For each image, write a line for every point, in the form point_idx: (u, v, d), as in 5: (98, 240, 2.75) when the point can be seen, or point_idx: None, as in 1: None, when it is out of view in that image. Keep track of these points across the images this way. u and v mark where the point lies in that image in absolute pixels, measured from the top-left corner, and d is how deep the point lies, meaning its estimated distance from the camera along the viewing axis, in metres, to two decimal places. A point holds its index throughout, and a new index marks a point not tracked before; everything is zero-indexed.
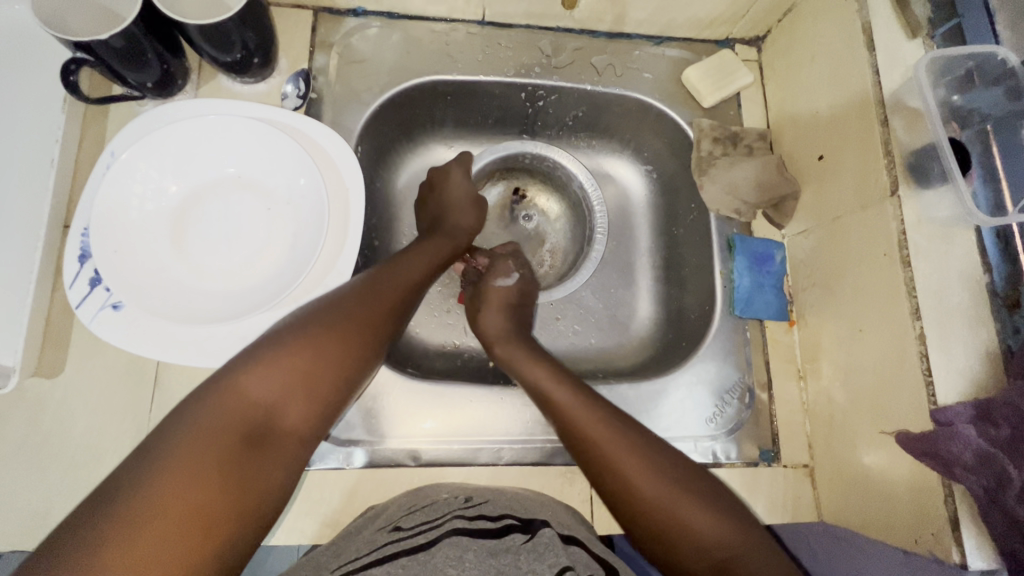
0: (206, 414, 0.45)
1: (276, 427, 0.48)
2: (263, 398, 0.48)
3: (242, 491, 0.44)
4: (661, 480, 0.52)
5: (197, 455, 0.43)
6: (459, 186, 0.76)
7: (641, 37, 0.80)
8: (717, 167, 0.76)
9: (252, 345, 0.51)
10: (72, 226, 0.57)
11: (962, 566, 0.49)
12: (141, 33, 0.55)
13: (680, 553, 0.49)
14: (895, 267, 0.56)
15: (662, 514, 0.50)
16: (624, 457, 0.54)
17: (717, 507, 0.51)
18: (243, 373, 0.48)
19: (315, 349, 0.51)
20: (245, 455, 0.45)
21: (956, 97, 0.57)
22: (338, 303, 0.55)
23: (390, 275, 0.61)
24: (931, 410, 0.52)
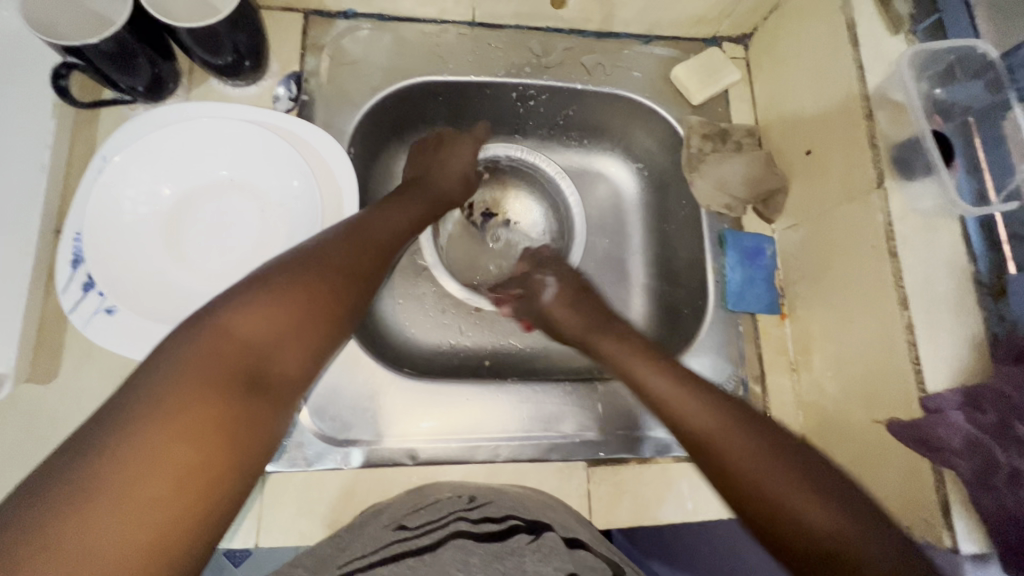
0: (194, 353, 0.40)
1: (268, 369, 0.44)
2: (254, 336, 0.43)
3: (233, 436, 0.40)
4: (768, 453, 0.46)
5: (183, 397, 0.38)
6: (455, 160, 0.76)
7: (630, 36, 0.80)
8: (707, 164, 0.77)
9: (236, 283, 0.47)
10: (64, 230, 0.57)
11: (954, 550, 0.50)
12: (131, 38, 0.55)
13: (783, 529, 0.42)
14: (883, 258, 0.57)
15: (772, 495, 0.43)
16: (741, 440, 0.47)
17: (829, 484, 0.43)
18: (229, 311, 0.44)
19: (308, 290, 0.48)
20: (235, 397, 0.41)
21: (938, 91, 0.58)
22: (325, 248, 0.52)
23: (375, 223, 0.59)
24: (920, 398, 0.53)
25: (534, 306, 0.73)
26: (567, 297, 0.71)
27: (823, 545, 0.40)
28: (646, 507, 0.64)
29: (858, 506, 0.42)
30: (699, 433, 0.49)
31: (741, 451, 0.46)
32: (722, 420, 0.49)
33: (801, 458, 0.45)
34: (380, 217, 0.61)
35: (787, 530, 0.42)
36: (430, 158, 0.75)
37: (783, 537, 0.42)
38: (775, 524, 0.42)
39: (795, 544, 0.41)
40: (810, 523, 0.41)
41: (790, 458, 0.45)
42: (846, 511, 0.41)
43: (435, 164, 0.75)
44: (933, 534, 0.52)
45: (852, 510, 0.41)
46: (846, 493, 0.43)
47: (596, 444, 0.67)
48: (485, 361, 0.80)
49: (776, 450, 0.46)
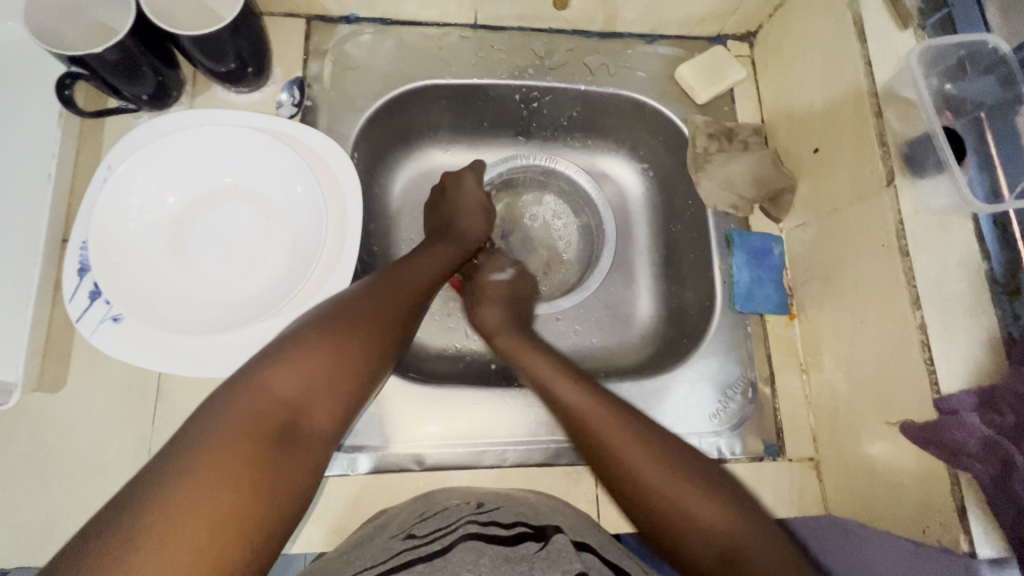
0: (235, 412, 0.45)
1: (304, 424, 0.48)
2: (292, 395, 0.48)
3: (274, 488, 0.43)
4: (669, 470, 0.52)
5: (229, 452, 0.42)
6: (471, 193, 0.76)
7: (634, 36, 0.80)
8: (713, 163, 0.76)
9: (272, 345, 0.51)
10: (71, 239, 0.58)
11: (971, 555, 0.49)
12: (135, 46, 0.56)
13: (685, 541, 0.49)
14: (894, 257, 0.57)
15: (664, 502, 0.50)
16: (644, 454, 0.53)
17: (729, 494, 0.51)
18: (270, 371, 0.48)
19: (342, 347, 0.51)
20: (275, 450, 0.44)
21: (949, 86, 0.57)
22: (360, 303, 0.56)
23: (405, 275, 0.62)
24: (934, 399, 0.52)
25: (478, 280, 0.78)
26: (504, 294, 0.76)
27: (719, 549, 0.47)
28: None
29: (740, 502, 0.50)
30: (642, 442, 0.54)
31: (662, 466, 0.52)
32: (638, 438, 0.54)
33: (691, 469, 0.53)
34: (406, 267, 0.64)
35: (689, 539, 0.49)
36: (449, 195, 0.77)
37: (682, 546, 0.49)
38: (675, 530, 0.49)
39: (700, 553, 0.48)
40: (712, 528, 0.48)
41: (689, 470, 0.52)
42: (754, 526, 0.49)
43: (452, 202, 0.76)
44: (950, 538, 0.51)
45: (749, 519, 0.49)
46: (739, 499, 0.51)
47: None
48: (491, 365, 0.79)
49: (669, 462, 0.53)
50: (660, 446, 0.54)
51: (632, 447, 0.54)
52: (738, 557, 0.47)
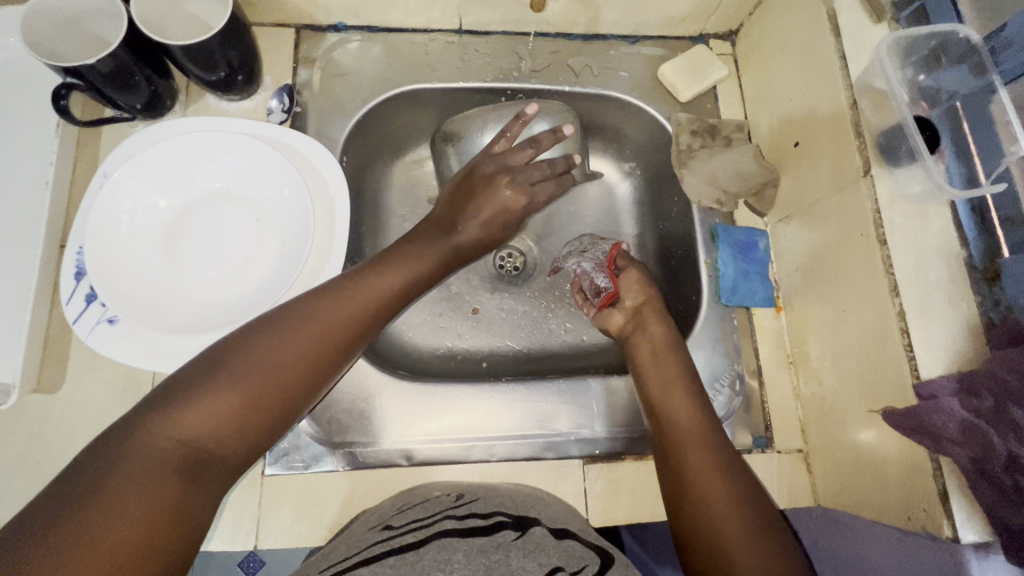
0: (125, 458, 0.41)
1: (209, 462, 0.44)
2: (198, 434, 0.44)
3: (170, 536, 0.40)
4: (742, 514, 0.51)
5: (123, 503, 0.39)
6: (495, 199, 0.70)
7: (617, 37, 0.81)
8: (697, 159, 0.77)
9: (183, 372, 0.47)
10: (68, 244, 0.60)
11: (954, 540, 0.49)
12: (128, 57, 0.58)
13: None
14: (872, 246, 0.57)
15: (722, 544, 0.49)
16: (722, 491, 0.52)
17: (778, 538, 0.50)
18: (173, 407, 0.44)
19: (259, 380, 0.47)
20: (173, 495, 0.41)
21: (922, 77, 0.59)
22: (292, 328, 0.51)
23: (359, 290, 0.56)
24: (914, 384, 0.52)
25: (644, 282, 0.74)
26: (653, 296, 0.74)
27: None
28: (643, 503, 0.64)
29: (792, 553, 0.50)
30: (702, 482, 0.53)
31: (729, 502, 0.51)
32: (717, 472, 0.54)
33: (759, 512, 0.51)
34: (366, 280, 0.58)
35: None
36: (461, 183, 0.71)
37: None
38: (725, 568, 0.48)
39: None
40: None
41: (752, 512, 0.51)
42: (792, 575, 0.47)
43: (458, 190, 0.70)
44: (933, 523, 0.51)
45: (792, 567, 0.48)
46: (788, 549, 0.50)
47: (592, 440, 0.67)
48: (483, 362, 0.80)
49: (746, 500, 0.52)
50: (750, 492, 0.53)
51: (706, 470, 0.54)
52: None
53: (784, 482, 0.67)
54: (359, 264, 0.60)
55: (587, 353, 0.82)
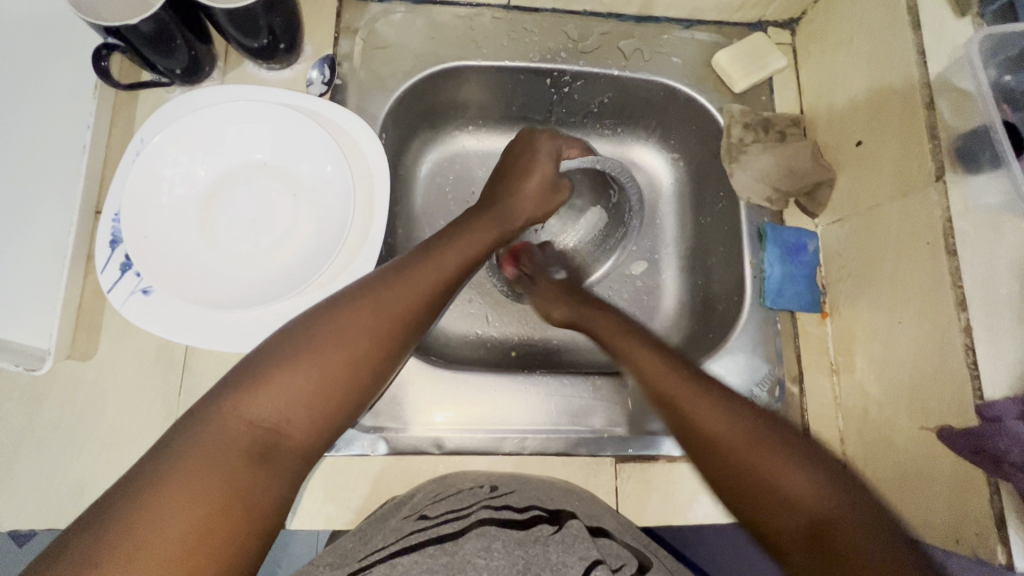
0: (205, 435, 0.42)
1: (280, 442, 0.45)
2: (268, 416, 0.44)
3: (234, 515, 0.40)
4: (751, 440, 0.47)
5: (194, 479, 0.40)
6: (542, 167, 0.69)
7: (670, 21, 0.78)
8: (748, 155, 0.74)
9: (254, 355, 0.48)
10: (104, 210, 0.58)
11: (1008, 567, 0.47)
12: (171, 19, 0.56)
13: (769, 518, 0.44)
14: (938, 257, 0.54)
15: (749, 476, 0.45)
16: (714, 418, 0.49)
17: (825, 466, 0.45)
18: (244, 391, 0.45)
19: (321, 357, 0.47)
20: (242, 470, 0.42)
21: (1007, 77, 0.53)
22: (349, 308, 0.50)
23: (417, 271, 0.55)
24: (976, 405, 0.49)
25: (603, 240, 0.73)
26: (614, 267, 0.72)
27: (810, 520, 0.42)
28: (675, 506, 0.63)
29: (831, 471, 0.45)
30: (694, 408, 0.50)
31: (717, 426, 0.48)
32: (720, 417, 0.49)
33: (774, 432, 0.47)
34: (425, 260, 0.56)
35: (782, 517, 0.43)
36: (510, 174, 0.69)
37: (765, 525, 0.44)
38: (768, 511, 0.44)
39: (787, 532, 0.43)
40: (807, 510, 0.43)
41: (778, 438, 0.47)
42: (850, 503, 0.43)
43: (512, 180, 0.68)
44: (985, 549, 0.49)
45: (849, 497, 0.43)
46: (832, 472, 0.45)
47: (625, 439, 0.65)
48: (512, 352, 0.79)
49: (761, 438, 0.47)
50: (739, 403, 0.50)
51: (699, 411, 0.49)
52: (827, 531, 0.41)
53: None
54: (417, 247, 0.58)
55: None
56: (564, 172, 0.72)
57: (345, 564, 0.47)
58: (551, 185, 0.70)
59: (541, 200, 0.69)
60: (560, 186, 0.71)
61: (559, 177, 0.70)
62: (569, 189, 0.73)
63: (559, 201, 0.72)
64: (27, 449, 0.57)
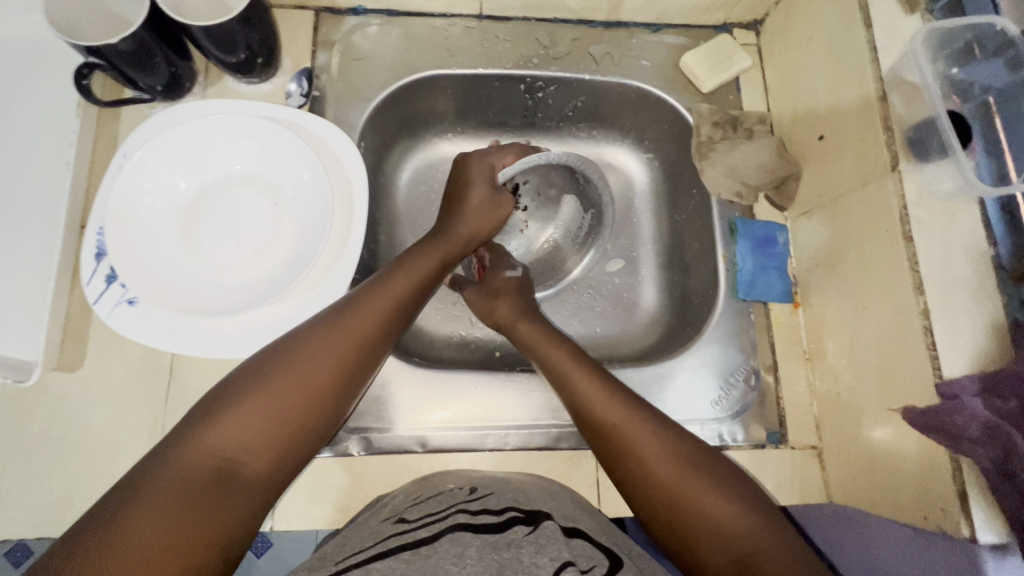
0: (166, 471, 0.43)
1: (238, 471, 0.45)
2: (230, 444, 0.46)
3: (198, 542, 0.41)
4: (677, 466, 0.50)
5: (157, 509, 0.41)
6: (478, 188, 0.71)
7: (639, 25, 0.80)
8: (718, 152, 0.76)
9: (217, 391, 0.49)
10: (88, 225, 0.60)
11: (972, 540, 0.49)
12: (149, 37, 0.57)
13: (697, 544, 0.47)
14: (896, 242, 0.56)
15: (685, 507, 0.48)
16: (654, 450, 0.51)
17: (744, 493, 0.49)
18: (206, 425, 0.46)
19: (282, 386, 0.49)
20: (204, 498, 0.43)
21: (955, 70, 0.56)
22: (306, 338, 0.53)
23: (374, 298, 0.57)
24: (936, 384, 0.51)
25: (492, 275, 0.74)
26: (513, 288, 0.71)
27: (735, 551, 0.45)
28: None
29: (755, 505, 0.48)
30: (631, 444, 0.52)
31: (655, 457, 0.51)
32: (649, 450, 0.51)
33: (706, 468, 0.50)
34: (378, 289, 0.59)
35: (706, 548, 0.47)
36: (453, 196, 0.72)
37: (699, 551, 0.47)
38: (696, 538, 0.47)
39: (715, 561, 0.46)
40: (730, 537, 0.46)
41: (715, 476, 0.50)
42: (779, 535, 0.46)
43: (453, 207, 0.71)
44: (950, 523, 0.50)
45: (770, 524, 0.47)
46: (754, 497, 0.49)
47: None
48: (495, 351, 0.80)
49: (689, 463, 0.50)
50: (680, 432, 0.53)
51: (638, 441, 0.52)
52: (752, 561, 0.44)
53: (795, 478, 0.67)
54: (375, 275, 0.61)
55: (598, 345, 0.81)
56: (502, 187, 0.73)
57: (324, 565, 0.49)
58: (490, 201, 0.72)
59: (487, 217, 0.72)
60: (501, 199, 0.73)
61: (499, 192, 0.72)
62: (513, 201, 0.74)
63: (506, 212, 0.74)
64: (15, 462, 0.58)
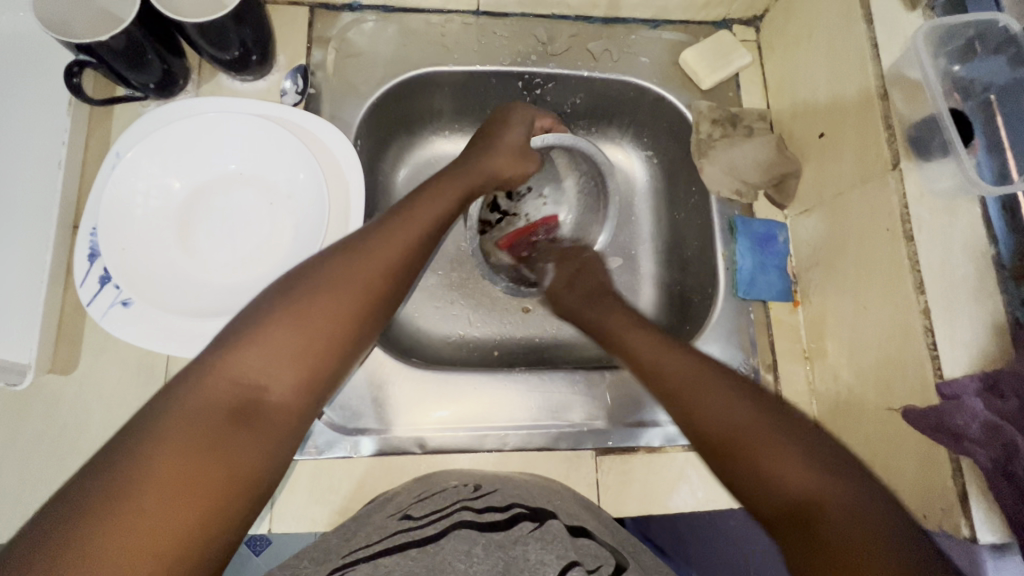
0: (191, 397, 0.42)
1: (260, 404, 0.44)
2: (248, 379, 0.44)
3: (214, 476, 0.40)
4: (738, 407, 0.47)
5: (181, 439, 0.40)
6: (515, 133, 0.69)
7: (637, 21, 0.79)
8: (717, 149, 0.76)
9: (240, 321, 0.48)
10: (82, 225, 0.59)
11: (972, 540, 0.49)
12: (142, 34, 0.57)
13: (755, 491, 0.44)
14: (896, 241, 0.55)
15: (742, 448, 0.45)
16: (709, 396, 0.49)
17: (814, 443, 0.44)
18: (226, 357, 0.45)
19: (302, 323, 0.47)
20: (225, 432, 0.41)
21: (957, 67, 0.55)
22: (325, 274, 0.50)
23: (393, 236, 0.54)
24: (937, 383, 0.51)
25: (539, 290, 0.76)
26: (563, 282, 0.71)
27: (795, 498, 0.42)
28: (654, 494, 0.64)
29: (828, 455, 0.44)
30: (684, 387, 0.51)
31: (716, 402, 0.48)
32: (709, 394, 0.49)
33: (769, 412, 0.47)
34: (404, 224, 0.55)
35: (765, 491, 0.43)
36: (486, 137, 0.69)
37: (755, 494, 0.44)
38: (755, 488, 0.44)
39: (772, 507, 0.42)
40: (795, 493, 0.42)
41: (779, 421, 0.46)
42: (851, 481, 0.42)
43: (486, 145, 0.68)
44: (950, 523, 0.50)
45: (839, 475, 0.42)
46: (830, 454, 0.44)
47: (604, 432, 0.67)
48: (494, 350, 0.80)
49: (749, 409, 0.47)
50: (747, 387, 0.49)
51: (694, 387, 0.50)
52: (817, 512, 0.40)
53: None
54: (391, 209, 0.58)
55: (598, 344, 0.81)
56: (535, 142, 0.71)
57: (329, 559, 0.48)
58: (520, 151, 0.69)
59: (520, 161, 0.69)
60: (530, 153, 0.70)
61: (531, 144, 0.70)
62: (540, 158, 0.72)
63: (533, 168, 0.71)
64: (9, 465, 0.57)
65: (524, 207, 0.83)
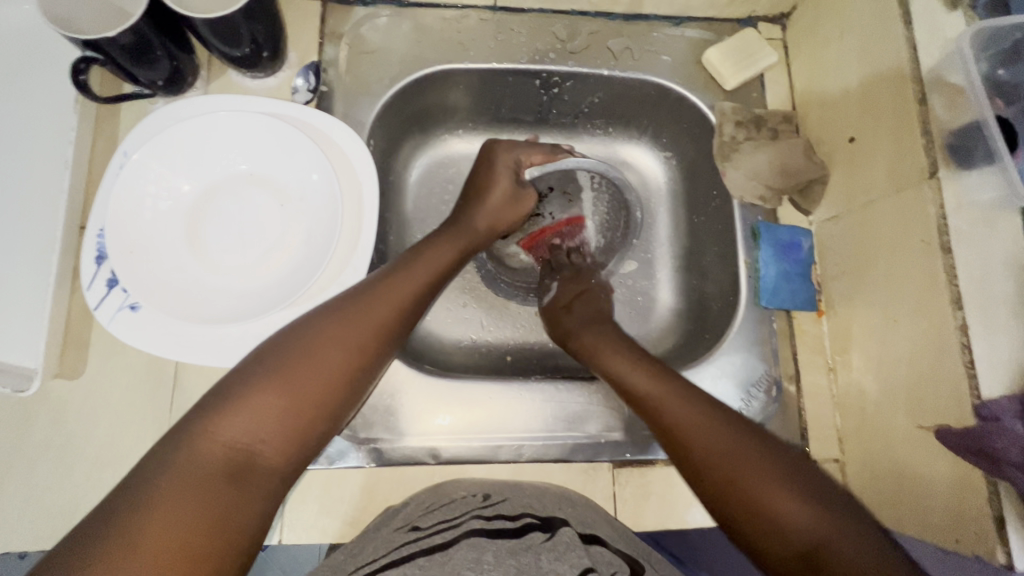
0: (181, 457, 0.41)
1: (253, 461, 0.44)
2: (241, 435, 0.44)
3: (208, 537, 0.39)
4: (732, 450, 0.47)
5: (170, 504, 0.39)
6: (501, 180, 0.69)
7: (660, 18, 0.77)
8: (740, 153, 0.74)
9: (229, 375, 0.47)
10: (88, 227, 0.57)
11: (1008, 567, 0.47)
12: (149, 29, 0.55)
13: (761, 539, 0.43)
14: (934, 255, 0.53)
15: (738, 491, 0.45)
16: (708, 435, 0.48)
17: (810, 485, 0.44)
18: (217, 411, 0.44)
19: (294, 379, 0.46)
20: (219, 492, 0.41)
21: (1000, 71, 0.52)
22: (320, 328, 0.50)
23: (388, 289, 0.55)
24: (974, 404, 0.49)
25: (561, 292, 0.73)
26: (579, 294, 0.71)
27: (801, 547, 0.41)
28: (672, 509, 0.63)
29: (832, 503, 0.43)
30: (682, 429, 0.50)
31: (708, 442, 0.48)
32: (707, 429, 0.49)
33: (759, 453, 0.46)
34: (396, 279, 0.56)
35: (771, 537, 0.43)
36: (475, 185, 0.70)
37: (757, 544, 0.43)
38: (753, 530, 0.44)
39: (780, 556, 0.42)
40: (794, 533, 0.42)
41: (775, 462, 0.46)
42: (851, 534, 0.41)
43: (476, 195, 0.69)
44: (985, 549, 0.48)
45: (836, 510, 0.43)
46: (820, 485, 0.44)
47: (622, 444, 0.65)
48: (506, 356, 0.78)
49: (741, 450, 0.47)
50: (727, 416, 0.50)
51: (693, 428, 0.49)
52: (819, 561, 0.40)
53: None
54: (389, 263, 0.58)
55: None
56: (526, 182, 0.72)
57: (342, 568, 0.49)
58: (512, 196, 0.70)
59: (506, 210, 0.70)
60: (523, 195, 0.71)
61: (522, 186, 0.70)
62: (535, 198, 0.72)
63: (528, 209, 0.72)
64: (17, 470, 0.56)
65: (547, 206, 0.79)
